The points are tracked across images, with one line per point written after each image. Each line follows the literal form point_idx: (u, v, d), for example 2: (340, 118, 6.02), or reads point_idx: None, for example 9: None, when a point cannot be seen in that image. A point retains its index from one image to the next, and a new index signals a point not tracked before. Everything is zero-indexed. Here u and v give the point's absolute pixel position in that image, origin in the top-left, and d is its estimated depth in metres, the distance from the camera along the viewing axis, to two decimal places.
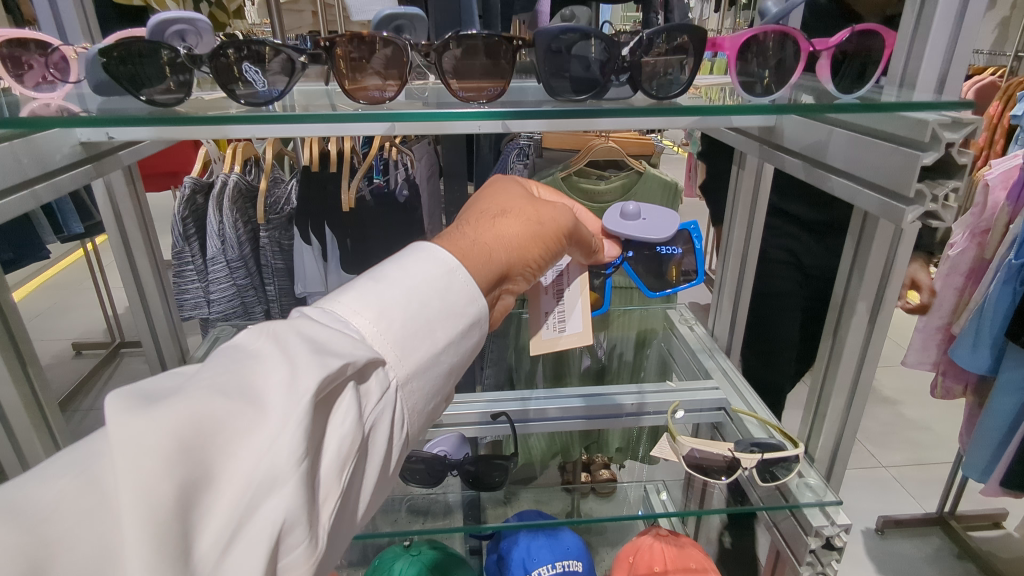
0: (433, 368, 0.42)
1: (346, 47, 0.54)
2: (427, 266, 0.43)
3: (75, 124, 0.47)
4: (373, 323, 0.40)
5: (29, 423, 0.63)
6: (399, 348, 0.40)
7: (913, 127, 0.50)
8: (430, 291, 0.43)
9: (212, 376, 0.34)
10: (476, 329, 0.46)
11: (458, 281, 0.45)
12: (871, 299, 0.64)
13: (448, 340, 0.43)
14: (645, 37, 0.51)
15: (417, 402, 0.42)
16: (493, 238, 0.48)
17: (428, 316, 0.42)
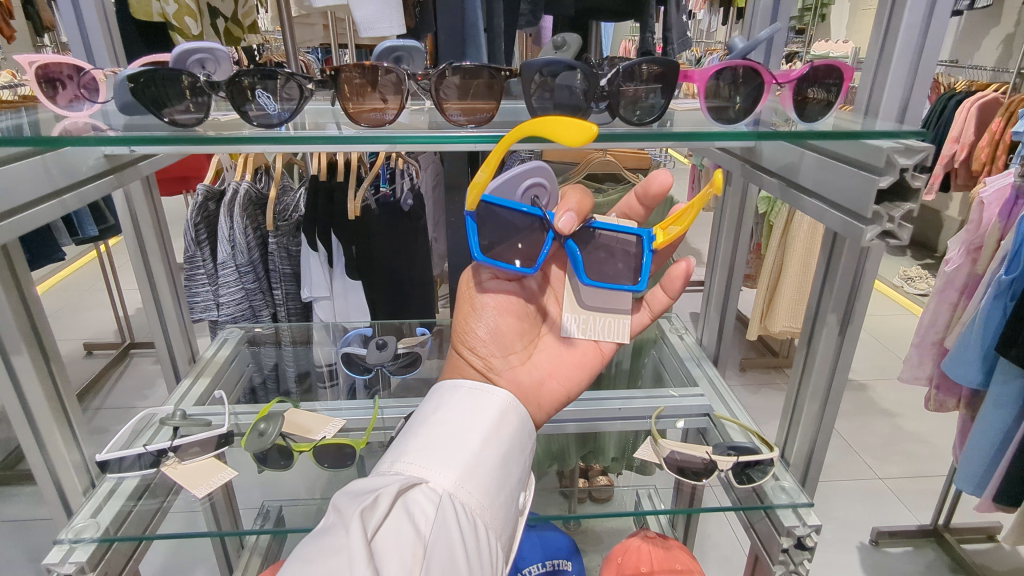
0: (474, 469, 0.53)
1: (351, 75, 0.59)
2: (436, 403, 0.59)
3: (104, 142, 0.52)
4: (408, 461, 0.53)
5: (50, 416, 0.67)
6: (435, 468, 0.52)
7: (871, 153, 0.54)
8: (442, 418, 0.57)
9: (303, 549, 0.44)
10: (504, 423, 0.58)
11: (459, 393, 0.60)
12: (841, 312, 0.68)
13: (480, 443, 0.55)
14: (624, 67, 0.55)
15: (476, 499, 0.52)
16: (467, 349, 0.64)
17: (452, 433, 0.55)
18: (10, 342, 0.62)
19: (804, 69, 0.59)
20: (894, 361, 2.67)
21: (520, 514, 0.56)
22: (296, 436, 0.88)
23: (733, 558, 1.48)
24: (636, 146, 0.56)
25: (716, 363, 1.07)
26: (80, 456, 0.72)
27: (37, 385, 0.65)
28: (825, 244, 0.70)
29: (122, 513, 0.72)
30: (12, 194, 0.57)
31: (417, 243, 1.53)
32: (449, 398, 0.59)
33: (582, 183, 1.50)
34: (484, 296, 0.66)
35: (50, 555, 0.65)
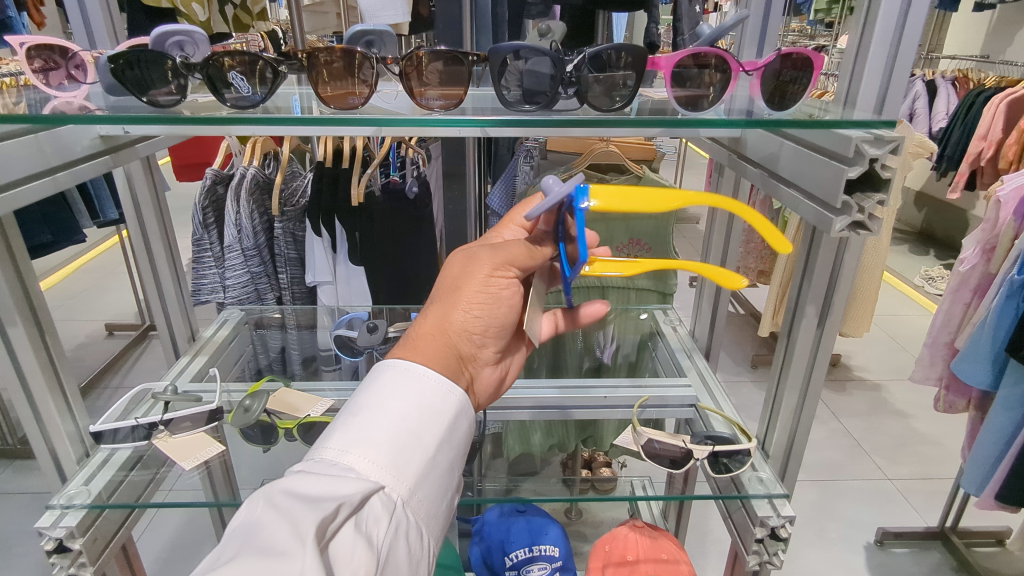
0: (425, 476, 0.51)
1: (326, 57, 0.60)
2: (394, 383, 0.53)
3: (87, 121, 0.54)
4: (364, 458, 0.49)
5: (44, 386, 0.70)
6: (390, 470, 0.49)
7: (840, 143, 0.53)
8: (405, 409, 0.52)
9: (239, 552, 0.38)
10: (458, 423, 0.55)
11: (428, 383, 0.54)
12: (820, 303, 0.68)
13: (434, 444, 0.53)
14: (592, 55, 0.56)
15: (422, 509, 0.50)
16: (451, 334, 0.57)
17: (410, 429, 0.51)
18: (5, 314, 0.65)
19: (771, 58, 0.58)
20: (909, 362, 2.63)
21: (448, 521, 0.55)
22: (281, 413, 0.90)
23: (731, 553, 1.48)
24: (607, 133, 0.56)
25: (709, 355, 1.07)
26: (74, 426, 0.75)
27: (32, 356, 0.68)
28: (805, 235, 0.69)
29: (113, 482, 0.75)
30: (3, 171, 0.59)
31: (421, 231, 1.53)
32: (412, 382, 0.53)
33: (585, 174, 1.50)
34: (494, 278, 0.57)
35: (43, 519, 0.68)
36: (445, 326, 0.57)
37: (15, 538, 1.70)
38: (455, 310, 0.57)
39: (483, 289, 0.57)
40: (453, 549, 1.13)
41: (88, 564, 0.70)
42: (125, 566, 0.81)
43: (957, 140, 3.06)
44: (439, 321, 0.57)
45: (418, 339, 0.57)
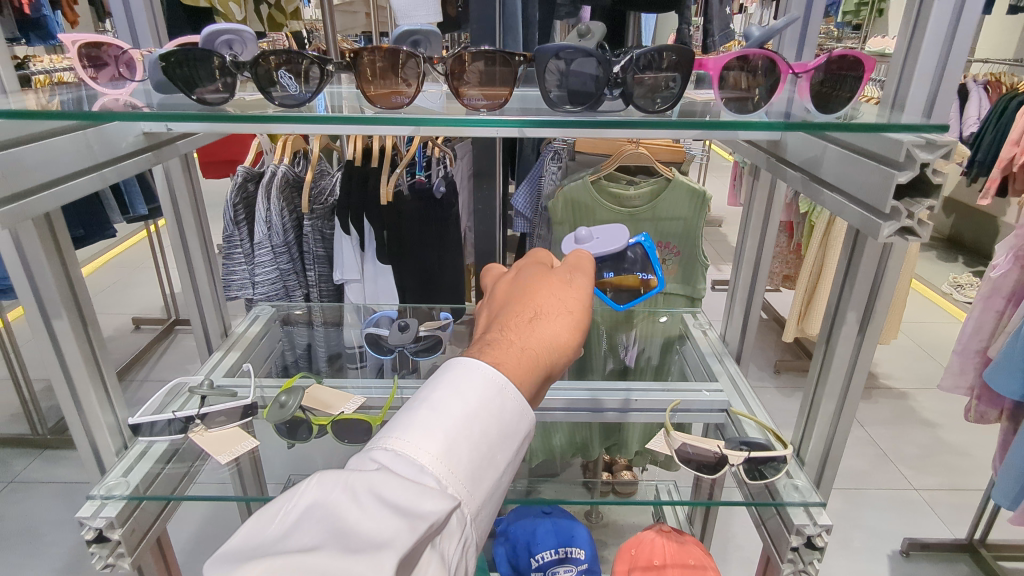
0: (493, 492, 0.49)
1: (371, 57, 0.60)
2: (481, 389, 0.50)
3: (137, 119, 0.55)
4: (445, 462, 0.46)
5: (87, 378, 0.71)
6: (468, 482, 0.47)
7: (890, 146, 0.52)
8: (487, 425, 0.49)
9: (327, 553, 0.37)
10: (526, 445, 0.53)
11: (511, 400, 0.51)
12: (861, 310, 0.67)
13: (503, 463, 0.50)
14: (638, 55, 0.55)
15: (483, 524, 0.48)
16: (537, 350, 0.55)
17: (489, 444, 0.49)
18: (51, 307, 0.66)
19: (822, 59, 0.57)
20: (935, 370, 2.58)
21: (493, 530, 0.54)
22: (315, 410, 0.92)
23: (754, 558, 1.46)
24: (650, 135, 0.56)
25: (739, 360, 1.06)
26: (113, 418, 0.76)
27: (76, 348, 0.69)
28: (846, 242, 0.68)
29: (151, 475, 0.76)
30: (54, 165, 0.60)
31: (447, 230, 1.54)
32: (497, 397, 0.51)
33: (614, 176, 1.51)
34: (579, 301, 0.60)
35: (83, 509, 0.69)
36: (529, 342, 0.55)
37: (46, 526, 1.74)
38: (537, 329, 0.55)
39: (562, 316, 0.57)
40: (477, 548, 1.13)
41: (127, 554, 0.72)
42: (160, 558, 0.82)
43: (988, 144, 3.00)
44: (523, 337, 0.55)
45: (511, 355, 0.53)
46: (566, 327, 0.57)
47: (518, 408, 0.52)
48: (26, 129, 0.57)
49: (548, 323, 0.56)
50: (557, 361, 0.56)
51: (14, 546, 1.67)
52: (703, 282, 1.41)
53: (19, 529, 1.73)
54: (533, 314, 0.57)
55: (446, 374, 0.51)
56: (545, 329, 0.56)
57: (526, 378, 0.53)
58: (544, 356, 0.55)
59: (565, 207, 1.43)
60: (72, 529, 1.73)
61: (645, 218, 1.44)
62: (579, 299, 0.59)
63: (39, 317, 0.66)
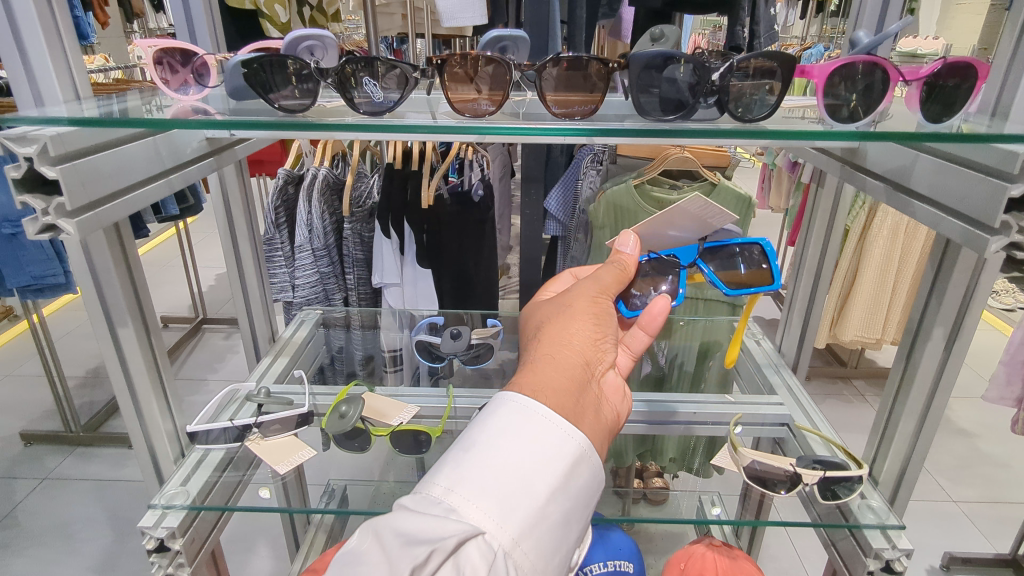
0: (539, 523, 0.43)
1: (453, 63, 0.59)
2: (507, 417, 0.47)
3: (218, 125, 0.54)
4: (468, 500, 0.42)
5: (149, 385, 0.70)
6: (496, 517, 0.42)
7: (1002, 158, 0.50)
8: (516, 455, 0.45)
9: None
10: (583, 465, 0.47)
11: (543, 413, 0.47)
12: (948, 325, 0.64)
13: (549, 490, 0.44)
14: (734, 61, 0.54)
15: (533, 564, 0.42)
16: (572, 350, 0.54)
17: (523, 471, 0.44)
18: (116, 314, 0.65)
19: (937, 65, 0.56)
20: (975, 378, 2.49)
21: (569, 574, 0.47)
22: (374, 420, 0.91)
23: (793, 571, 1.42)
24: (740, 142, 0.54)
25: (796, 371, 1.03)
26: (172, 425, 0.75)
27: (139, 355, 0.68)
28: (933, 254, 0.66)
29: (209, 484, 0.75)
30: (127, 171, 0.59)
31: (484, 235, 1.53)
32: (524, 421, 0.47)
33: (657, 180, 1.49)
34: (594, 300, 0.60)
35: (145, 518, 0.69)
36: (552, 352, 0.53)
37: (78, 524, 1.75)
38: (555, 336, 0.55)
39: (579, 315, 0.57)
40: None
41: (186, 565, 0.70)
42: (213, 568, 0.81)
43: None
44: (552, 343, 0.54)
45: (534, 368, 0.52)
46: (588, 323, 0.56)
47: (563, 417, 0.48)
48: (103, 136, 0.57)
49: (571, 323, 0.56)
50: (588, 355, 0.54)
51: (47, 543, 1.68)
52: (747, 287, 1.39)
53: (51, 526, 1.74)
54: (552, 321, 0.57)
55: (482, 413, 0.49)
56: (570, 327, 0.56)
57: (573, 378, 0.51)
58: (579, 353, 0.54)
59: (606, 212, 1.40)
60: (103, 527, 1.73)
61: None
62: (580, 299, 0.59)
63: (104, 325, 0.65)
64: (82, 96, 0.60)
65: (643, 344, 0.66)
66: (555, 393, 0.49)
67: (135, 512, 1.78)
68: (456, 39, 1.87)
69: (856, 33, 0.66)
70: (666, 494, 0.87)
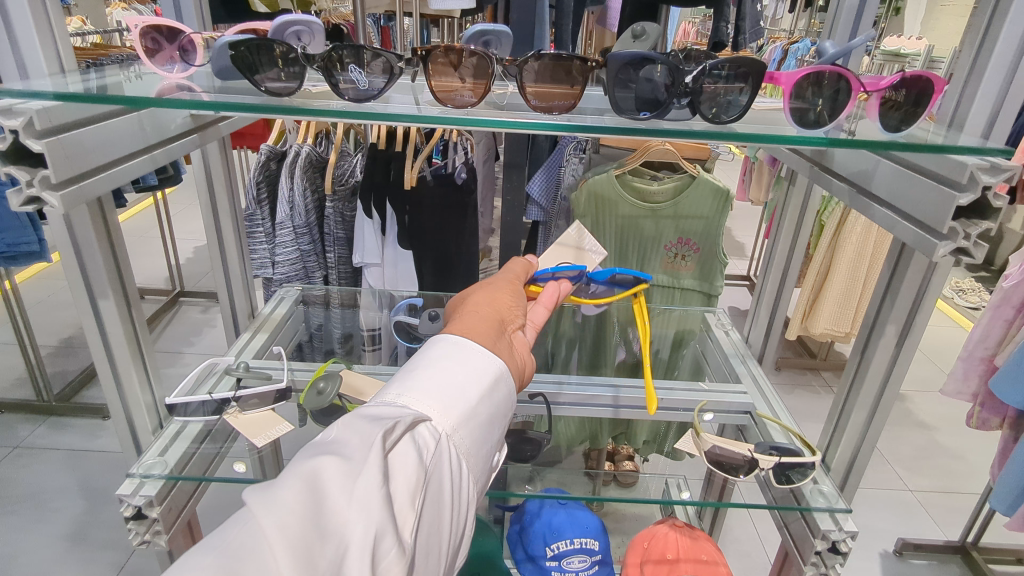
0: (472, 419, 0.50)
1: (438, 56, 0.60)
2: (441, 348, 0.55)
3: (205, 108, 0.55)
4: (414, 398, 0.49)
5: (129, 357, 0.71)
6: (438, 411, 0.49)
7: (954, 168, 0.53)
8: (450, 367, 0.52)
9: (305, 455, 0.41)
10: (502, 383, 0.55)
11: (471, 349, 0.55)
12: (900, 323, 0.67)
13: (478, 395, 0.52)
14: (707, 66, 0.56)
15: (468, 449, 0.49)
16: (489, 312, 0.63)
17: (457, 381, 0.51)
18: (98, 287, 0.66)
19: (896, 78, 0.59)
20: (937, 372, 2.57)
21: (491, 472, 0.54)
22: (350, 397, 0.91)
23: (754, 553, 1.48)
24: (711, 144, 0.57)
25: (761, 361, 1.07)
26: (151, 398, 0.76)
27: (120, 328, 0.69)
28: (891, 255, 0.69)
29: (186, 455, 0.77)
30: (111, 146, 0.60)
31: (465, 219, 1.54)
32: (457, 349, 0.55)
33: (638, 171, 1.51)
34: (500, 291, 0.69)
35: (123, 487, 0.70)
36: (472, 311, 0.63)
37: (51, 493, 1.75)
38: (472, 305, 0.64)
39: (485, 296, 0.67)
40: (490, 534, 1.13)
41: (162, 532, 0.73)
42: (188, 537, 0.83)
43: None
44: (473, 307, 0.64)
45: (459, 323, 0.61)
46: (495, 300, 0.66)
47: (485, 348, 0.57)
48: (87, 112, 0.57)
49: (484, 300, 0.65)
50: (498, 313, 0.64)
51: (20, 511, 1.68)
52: (721, 279, 1.43)
53: (23, 495, 1.74)
54: (475, 299, 0.66)
55: (418, 351, 0.55)
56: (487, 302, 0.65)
57: (490, 325, 0.61)
58: (492, 315, 0.62)
59: (589, 200, 1.42)
60: (77, 496, 1.74)
61: (666, 215, 1.43)
62: (491, 289, 0.69)
63: (85, 296, 0.66)
64: (66, 69, 0.61)
65: (545, 314, 0.74)
66: (478, 331, 0.59)
67: (109, 482, 1.78)
68: (444, 18, 1.86)
69: (825, 44, 0.68)
70: (635, 477, 0.92)
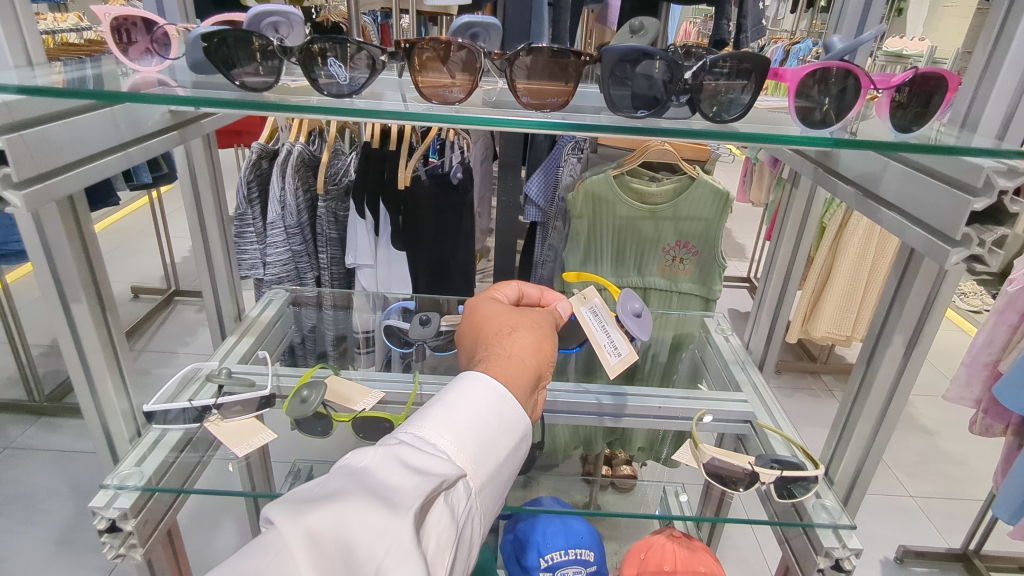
0: (494, 478, 0.53)
1: (423, 47, 0.57)
2: (483, 393, 0.56)
3: (178, 103, 0.52)
4: (451, 445, 0.51)
5: (104, 362, 0.68)
6: (470, 464, 0.51)
7: (968, 172, 0.50)
8: (486, 417, 0.54)
9: (352, 491, 0.44)
10: (523, 442, 0.58)
11: (511, 405, 0.57)
12: (908, 333, 0.64)
13: (503, 454, 0.54)
14: (707, 61, 0.53)
15: (486, 506, 0.52)
16: (531, 358, 0.64)
17: (491, 436, 0.54)
18: (70, 290, 0.63)
19: (907, 75, 0.57)
20: (938, 376, 2.55)
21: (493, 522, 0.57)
22: (336, 404, 0.89)
23: (753, 562, 1.45)
24: (712, 143, 0.54)
25: (762, 367, 1.04)
26: (128, 404, 0.74)
27: (95, 333, 0.66)
28: (898, 262, 0.66)
29: (165, 465, 0.74)
30: (82, 143, 0.58)
31: (461, 219, 1.51)
32: (497, 399, 0.56)
33: (636, 171, 1.48)
34: (544, 328, 0.70)
35: (96, 499, 0.68)
36: (516, 352, 0.63)
37: (40, 495, 1.72)
38: (517, 342, 0.65)
39: (529, 333, 0.67)
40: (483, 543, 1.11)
41: (139, 545, 0.70)
42: (168, 547, 0.80)
43: None
44: (519, 346, 0.64)
45: (505, 362, 0.62)
46: (539, 340, 0.67)
47: (520, 403, 0.58)
48: (51, 107, 0.54)
49: (530, 339, 0.66)
50: (538, 361, 0.65)
51: (6, 513, 1.65)
52: (720, 283, 1.40)
53: (13, 496, 1.71)
54: (516, 332, 0.67)
55: (456, 383, 0.57)
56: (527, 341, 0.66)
57: (528, 377, 0.62)
58: (534, 364, 0.63)
59: (586, 200, 1.38)
60: (66, 499, 1.71)
61: (665, 217, 1.40)
62: (536, 322, 0.70)
63: (57, 299, 0.63)
64: (35, 61, 0.58)
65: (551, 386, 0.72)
66: (520, 383, 0.60)
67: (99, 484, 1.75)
68: (441, 15, 1.83)
69: (831, 38, 0.65)
70: (632, 481, 0.87)
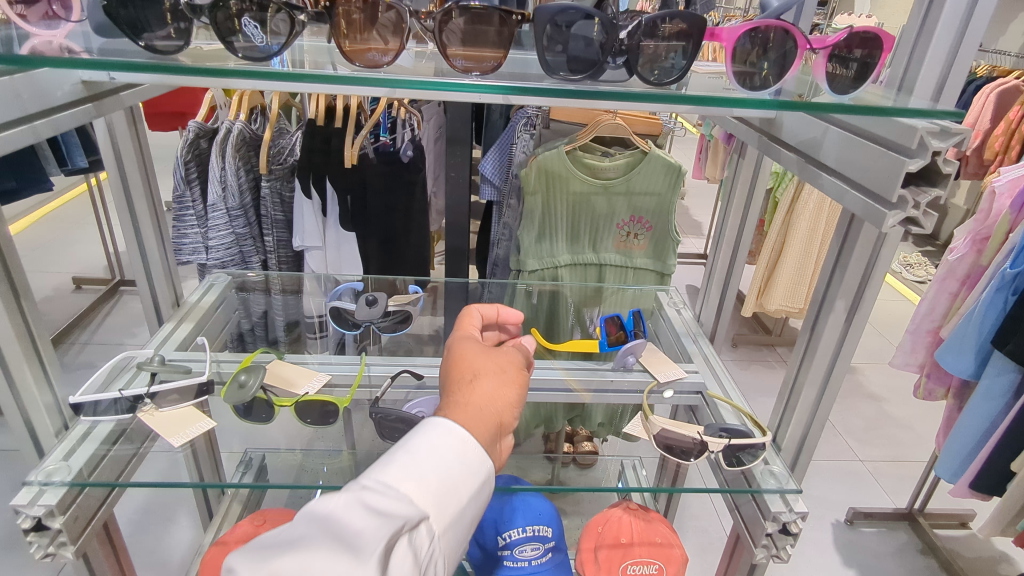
0: (467, 515, 0.49)
1: (348, 6, 0.54)
2: (448, 436, 0.50)
3: (82, 66, 0.48)
4: (419, 485, 0.46)
5: (21, 353, 0.64)
6: (439, 505, 0.46)
7: (903, 132, 0.50)
8: (449, 462, 0.48)
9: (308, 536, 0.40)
10: (488, 489, 0.51)
11: (470, 454, 0.50)
12: (850, 299, 0.65)
13: (477, 490, 0.50)
14: (645, 20, 0.53)
15: (454, 547, 0.48)
16: (494, 407, 0.54)
17: (465, 471, 0.49)
18: None
19: (841, 36, 0.56)
20: (885, 345, 2.63)
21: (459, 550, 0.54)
22: (277, 389, 0.88)
23: (711, 530, 1.48)
24: (652, 108, 0.53)
25: (713, 339, 1.05)
26: (52, 397, 0.70)
27: (7, 322, 0.62)
28: (840, 227, 0.67)
29: (96, 458, 0.70)
30: None
31: (413, 197, 1.47)
32: (457, 443, 0.50)
33: (589, 146, 1.47)
34: (514, 373, 0.59)
35: (19, 497, 0.63)
36: (477, 401, 0.54)
37: None
38: (478, 388, 0.55)
39: (494, 376, 0.57)
40: None
41: (69, 543, 0.66)
42: (105, 543, 0.77)
43: None
44: (478, 390, 0.55)
45: (458, 411, 0.53)
46: (505, 385, 0.57)
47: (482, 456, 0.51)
48: None
49: (497, 386, 0.56)
50: (503, 410, 0.55)
51: None
52: (674, 257, 1.41)
53: None
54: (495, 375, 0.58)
55: (418, 422, 0.51)
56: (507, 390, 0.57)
57: (489, 430, 0.53)
58: (496, 415, 0.54)
59: (538, 176, 1.35)
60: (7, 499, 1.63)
61: (618, 192, 1.39)
62: (508, 362, 0.61)
63: None
64: None
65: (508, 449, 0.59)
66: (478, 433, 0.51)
67: None
68: None
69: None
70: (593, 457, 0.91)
